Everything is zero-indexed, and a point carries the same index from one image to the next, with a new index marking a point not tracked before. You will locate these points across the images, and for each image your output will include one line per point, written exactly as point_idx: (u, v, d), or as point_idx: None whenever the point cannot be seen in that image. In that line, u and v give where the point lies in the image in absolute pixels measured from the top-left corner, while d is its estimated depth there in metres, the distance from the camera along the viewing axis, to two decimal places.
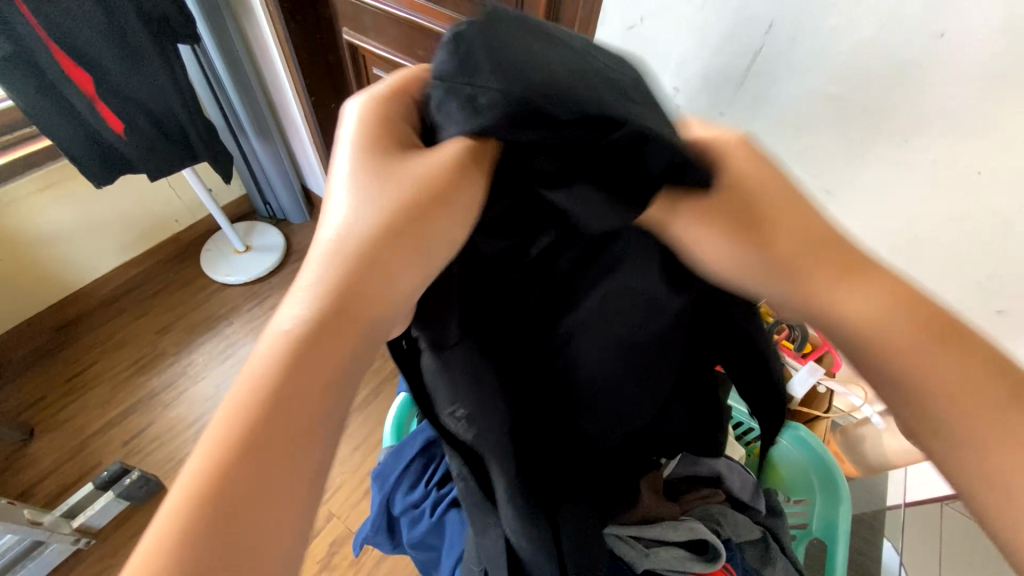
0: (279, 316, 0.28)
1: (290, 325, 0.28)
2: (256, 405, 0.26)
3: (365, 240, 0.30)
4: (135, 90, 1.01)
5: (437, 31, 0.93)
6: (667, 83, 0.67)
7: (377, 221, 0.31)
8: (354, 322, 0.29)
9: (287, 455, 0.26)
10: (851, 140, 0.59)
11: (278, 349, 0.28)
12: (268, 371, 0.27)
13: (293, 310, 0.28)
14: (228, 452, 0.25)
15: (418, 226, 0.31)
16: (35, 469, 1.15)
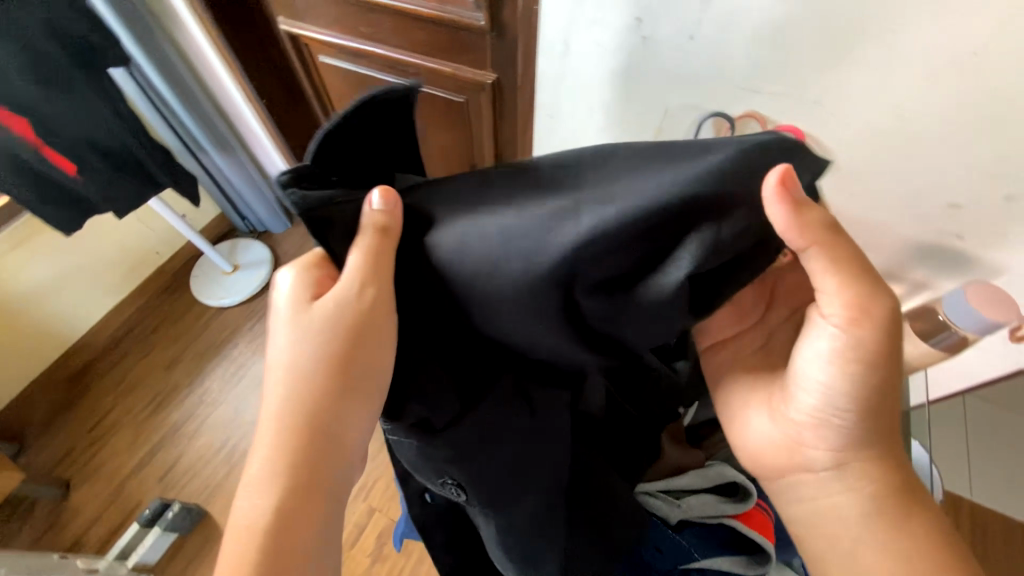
0: (253, 466, 0.42)
1: (264, 476, 0.42)
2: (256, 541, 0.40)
3: (292, 406, 0.43)
4: (78, 125, 0.96)
5: (377, 3, 0.87)
6: (628, 13, 0.62)
7: (306, 378, 0.43)
8: (309, 450, 0.42)
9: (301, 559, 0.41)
10: (833, 42, 0.54)
11: (260, 488, 0.42)
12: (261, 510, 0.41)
13: (260, 456, 0.43)
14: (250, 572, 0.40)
15: (343, 376, 0.42)
16: (81, 519, 1.18)
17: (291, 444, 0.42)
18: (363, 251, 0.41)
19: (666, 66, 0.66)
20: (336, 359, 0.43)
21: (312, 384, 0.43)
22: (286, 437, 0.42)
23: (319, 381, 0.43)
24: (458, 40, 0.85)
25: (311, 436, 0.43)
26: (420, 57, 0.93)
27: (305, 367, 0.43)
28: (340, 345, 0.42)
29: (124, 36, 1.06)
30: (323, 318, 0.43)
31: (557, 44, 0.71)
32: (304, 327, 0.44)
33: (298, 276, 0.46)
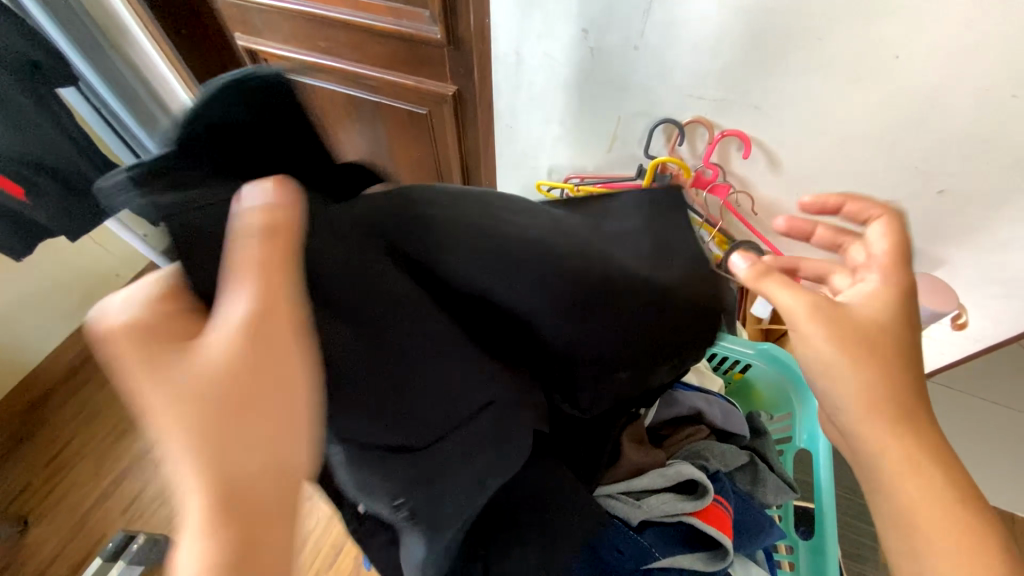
0: None
1: None
2: None
3: (210, 492, 0.26)
4: (22, 146, 0.91)
5: (333, 18, 0.87)
6: (575, 26, 0.64)
7: (193, 461, 0.26)
8: (265, 540, 0.26)
9: None
10: (768, 49, 0.57)
11: None
12: None
13: None
14: None
15: (255, 411, 0.28)
16: (39, 557, 1.12)
17: (225, 555, 0.25)
18: (252, 268, 0.29)
19: (615, 76, 0.67)
20: (241, 388, 0.28)
21: (208, 454, 0.26)
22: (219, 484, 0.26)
23: (218, 445, 0.27)
24: (414, 52, 0.86)
25: (251, 525, 0.26)
26: (379, 71, 0.94)
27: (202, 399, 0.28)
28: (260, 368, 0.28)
29: (73, 53, 1.00)
30: (221, 348, 0.28)
31: (511, 55, 0.72)
32: (182, 376, 0.28)
33: (135, 312, 0.29)
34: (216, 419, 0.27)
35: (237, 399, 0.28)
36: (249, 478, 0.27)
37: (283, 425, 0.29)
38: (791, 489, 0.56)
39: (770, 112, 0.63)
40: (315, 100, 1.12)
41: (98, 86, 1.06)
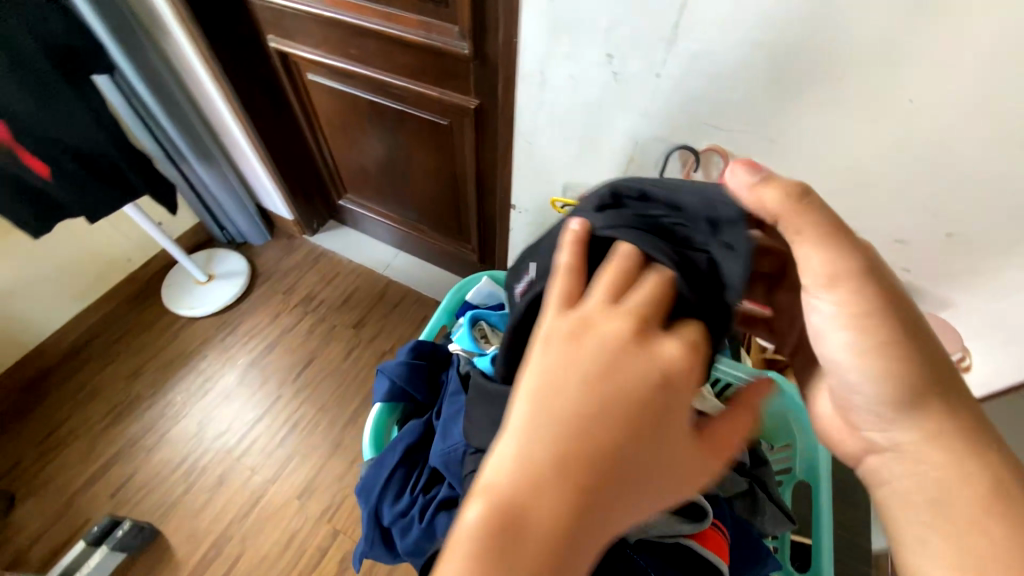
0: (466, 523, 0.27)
1: (516, 531, 0.27)
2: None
3: (541, 437, 0.28)
4: (54, 127, 0.94)
5: (365, 28, 0.90)
6: (600, 51, 0.66)
7: (551, 400, 0.29)
8: (560, 504, 0.27)
9: None
10: (786, 87, 0.59)
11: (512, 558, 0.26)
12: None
13: (479, 513, 0.27)
14: None
15: (637, 393, 0.30)
16: (23, 536, 1.11)
17: (523, 497, 0.27)
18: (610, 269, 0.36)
19: (636, 101, 0.69)
20: (618, 358, 0.31)
21: (574, 402, 0.29)
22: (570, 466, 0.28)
23: (583, 395, 0.30)
24: (441, 65, 0.88)
25: (566, 482, 0.28)
26: (405, 81, 0.96)
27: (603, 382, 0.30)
28: (613, 346, 0.31)
29: (110, 43, 1.03)
30: (567, 313, 0.33)
31: (535, 75, 0.75)
32: (549, 328, 0.33)
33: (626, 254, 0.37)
34: (597, 379, 0.30)
35: (631, 374, 0.30)
36: (595, 446, 0.28)
37: (635, 407, 0.30)
38: (788, 519, 0.57)
39: (786, 146, 0.64)
40: (340, 104, 1.16)
41: (131, 77, 1.10)
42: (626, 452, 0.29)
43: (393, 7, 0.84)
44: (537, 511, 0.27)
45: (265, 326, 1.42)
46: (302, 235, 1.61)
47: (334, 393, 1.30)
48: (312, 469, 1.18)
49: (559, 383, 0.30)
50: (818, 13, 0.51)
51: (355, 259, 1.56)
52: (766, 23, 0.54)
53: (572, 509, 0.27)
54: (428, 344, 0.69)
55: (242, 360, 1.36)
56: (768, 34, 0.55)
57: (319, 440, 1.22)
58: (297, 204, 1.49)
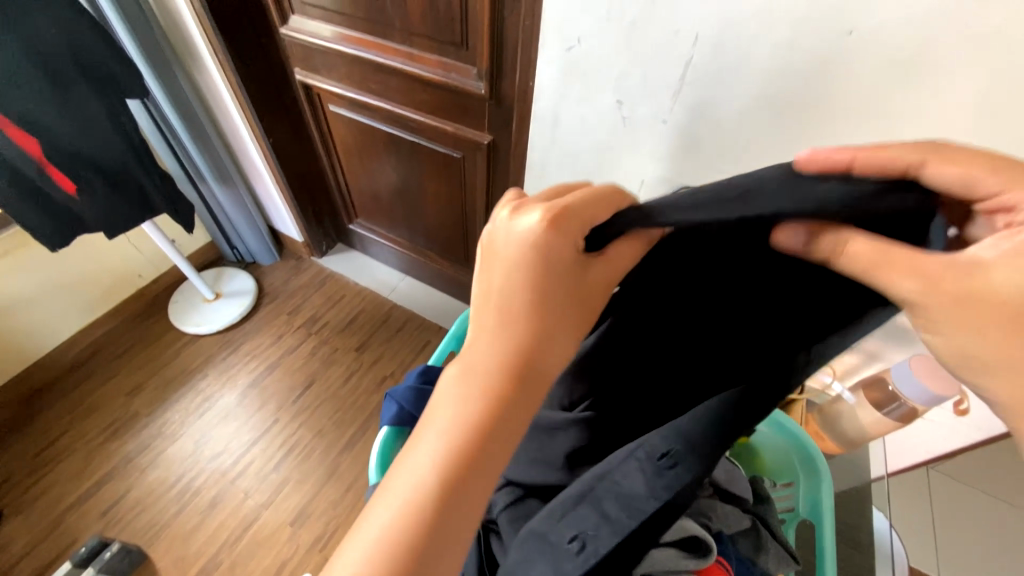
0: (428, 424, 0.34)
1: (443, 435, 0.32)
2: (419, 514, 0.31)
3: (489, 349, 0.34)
4: (84, 146, 0.98)
5: (388, 65, 0.95)
6: (610, 97, 0.70)
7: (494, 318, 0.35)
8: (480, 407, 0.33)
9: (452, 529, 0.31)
10: (790, 136, 0.62)
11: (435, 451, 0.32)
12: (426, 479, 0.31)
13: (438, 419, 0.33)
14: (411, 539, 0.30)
15: (554, 299, 0.35)
16: (7, 554, 1.08)
17: (463, 402, 0.33)
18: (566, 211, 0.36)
19: (644, 144, 0.73)
20: (544, 267, 0.35)
21: (506, 320, 0.35)
22: (447, 460, 0.32)
23: (514, 308, 0.34)
24: (457, 102, 0.93)
25: (479, 380, 0.34)
26: (422, 115, 1.01)
27: (485, 379, 0.33)
28: (550, 266, 0.35)
29: (145, 70, 1.09)
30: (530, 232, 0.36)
31: (548, 116, 0.79)
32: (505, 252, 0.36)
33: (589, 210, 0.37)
34: (522, 290, 0.35)
35: (547, 279, 0.35)
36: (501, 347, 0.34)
37: (542, 312, 0.34)
38: (793, 558, 0.56)
39: None
40: (358, 134, 1.21)
41: (161, 101, 1.15)
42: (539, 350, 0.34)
43: (416, 49, 0.90)
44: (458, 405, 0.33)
45: (268, 346, 1.43)
46: (311, 256, 1.64)
47: (333, 416, 1.29)
48: (307, 494, 1.17)
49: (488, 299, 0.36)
50: (816, 70, 0.55)
51: (361, 283, 1.59)
52: (765, 78, 0.59)
53: (435, 506, 0.31)
54: (437, 369, 0.71)
55: (243, 380, 1.35)
56: (769, 87, 0.59)
57: (316, 464, 1.21)
58: (308, 226, 1.53)
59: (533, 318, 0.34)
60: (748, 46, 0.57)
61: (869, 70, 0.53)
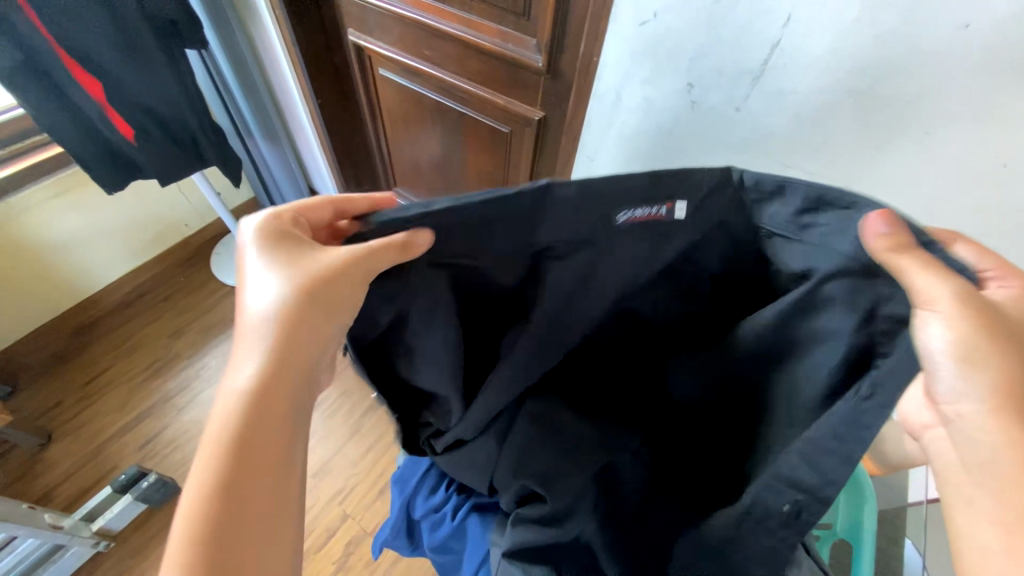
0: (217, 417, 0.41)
1: (227, 423, 0.41)
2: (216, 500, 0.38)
3: (267, 344, 0.44)
4: (142, 92, 1.00)
5: (444, 32, 0.93)
6: (679, 79, 0.66)
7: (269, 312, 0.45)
8: (278, 399, 0.43)
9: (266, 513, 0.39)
10: (888, 131, 0.57)
11: (218, 442, 0.40)
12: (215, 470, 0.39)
13: (221, 415, 0.41)
14: (202, 523, 0.37)
15: (319, 291, 0.44)
16: (54, 473, 1.17)
17: (256, 397, 0.42)
18: (303, 212, 0.54)
19: (710, 132, 0.70)
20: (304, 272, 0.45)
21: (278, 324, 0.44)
22: (219, 477, 0.39)
23: (286, 309, 0.44)
24: (511, 74, 0.90)
25: (275, 381, 0.43)
26: (473, 85, 0.99)
27: (271, 358, 0.44)
28: (304, 272, 0.46)
29: (205, 23, 1.14)
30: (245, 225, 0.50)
31: (609, 95, 0.76)
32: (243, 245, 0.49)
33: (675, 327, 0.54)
34: (291, 293, 0.45)
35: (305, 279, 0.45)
36: (301, 345, 0.45)
37: (323, 310, 0.45)
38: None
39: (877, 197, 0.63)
40: (405, 101, 1.19)
41: (218, 54, 1.20)
42: (324, 335, 0.46)
43: (474, 15, 0.87)
44: (252, 396, 0.42)
45: None
46: None
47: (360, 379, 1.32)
48: (330, 449, 1.20)
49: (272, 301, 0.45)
50: (917, 61, 0.51)
51: None
52: (845, 66, 0.55)
53: (227, 486, 0.39)
54: None
55: None
56: (845, 74, 0.55)
57: (341, 421, 1.25)
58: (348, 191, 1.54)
59: (294, 362, 0.44)
60: (834, 31, 0.53)
61: (978, 67, 0.49)
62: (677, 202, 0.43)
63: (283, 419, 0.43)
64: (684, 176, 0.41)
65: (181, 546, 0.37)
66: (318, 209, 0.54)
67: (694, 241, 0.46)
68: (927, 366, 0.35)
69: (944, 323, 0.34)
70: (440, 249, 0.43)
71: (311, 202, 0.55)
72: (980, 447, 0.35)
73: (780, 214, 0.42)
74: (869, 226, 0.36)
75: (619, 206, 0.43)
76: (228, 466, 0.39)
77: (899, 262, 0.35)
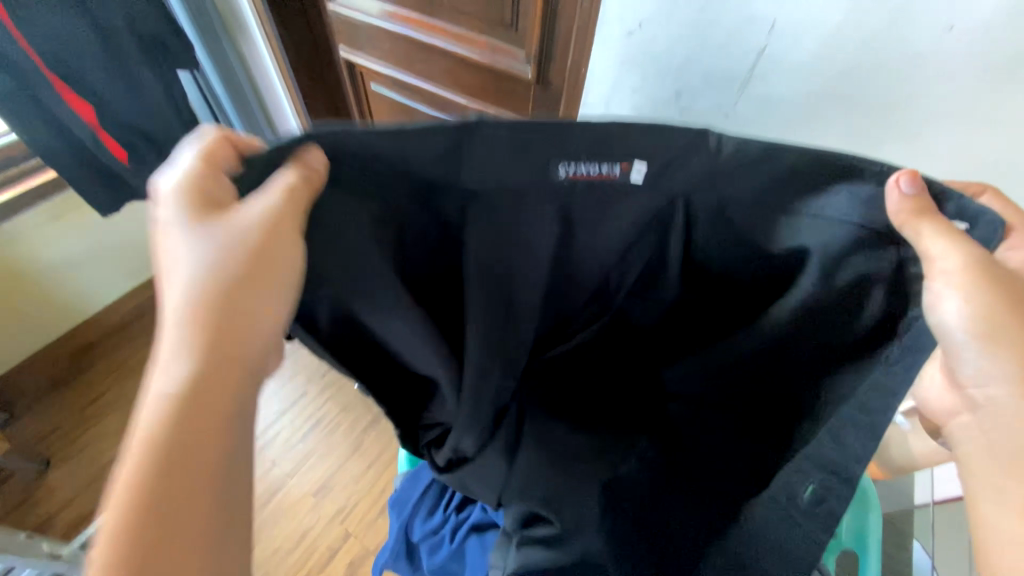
0: (141, 415, 0.34)
1: (155, 421, 0.33)
2: (147, 509, 0.31)
3: (195, 321, 0.36)
4: (135, 115, 1.00)
5: (433, 45, 0.93)
6: (668, 87, 0.66)
7: (194, 283, 0.36)
8: (215, 387, 0.35)
9: (210, 523, 0.33)
10: (878, 134, 0.57)
11: (143, 443, 0.33)
12: (143, 476, 0.32)
13: (149, 414, 0.34)
14: (128, 539, 0.31)
15: (257, 252, 0.36)
16: (53, 499, 1.16)
17: (187, 390, 0.34)
18: (210, 154, 0.40)
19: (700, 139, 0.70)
20: (231, 231, 0.37)
21: (207, 295, 0.36)
22: (147, 484, 0.32)
23: (215, 277, 0.36)
24: (501, 85, 0.90)
25: (211, 364, 0.35)
26: (464, 98, 0.99)
27: (201, 338, 0.35)
28: (232, 232, 0.37)
29: (196, 43, 1.14)
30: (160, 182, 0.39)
31: (599, 105, 0.76)
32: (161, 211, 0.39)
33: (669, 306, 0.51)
34: (220, 258, 0.37)
35: (240, 238, 0.36)
36: (238, 317, 0.36)
37: (262, 273, 0.37)
38: None
39: None
40: (398, 115, 1.19)
41: (210, 74, 1.20)
42: (272, 306, 0.38)
43: (463, 28, 0.87)
44: (182, 385, 0.34)
45: None
46: None
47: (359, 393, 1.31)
48: (331, 466, 1.20)
49: (197, 268, 0.37)
50: (906, 66, 0.51)
51: None
52: (833, 71, 0.54)
53: (158, 493, 0.32)
54: None
55: None
56: (834, 78, 0.55)
57: (342, 437, 1.24)
58: None
59: (232, 339, 0.36)
60: (822, 35, 0.53)
61: (967, 69, 0.48)
62: (635, 162, 0.40)
63: (225, 412, 0.35)
64: (660, 132, 0.39)
65: (101, 569, 0.30)
66: (222, 149, 0.41)
67: (685, 227, 0.45)
68: (949, 337, 0.37)
69: (960, 287, 0.36)
70: (436, 206, 0.43)
71: (209, 141, 0.40)
72: (999, 426, 0.38)
73: (829, 211, 0.39)
74: (900, 196, 0.36)
75: (560, 157, 0.40)
76: (158, 470, 0.32)
77: (918, 226, 0.36)
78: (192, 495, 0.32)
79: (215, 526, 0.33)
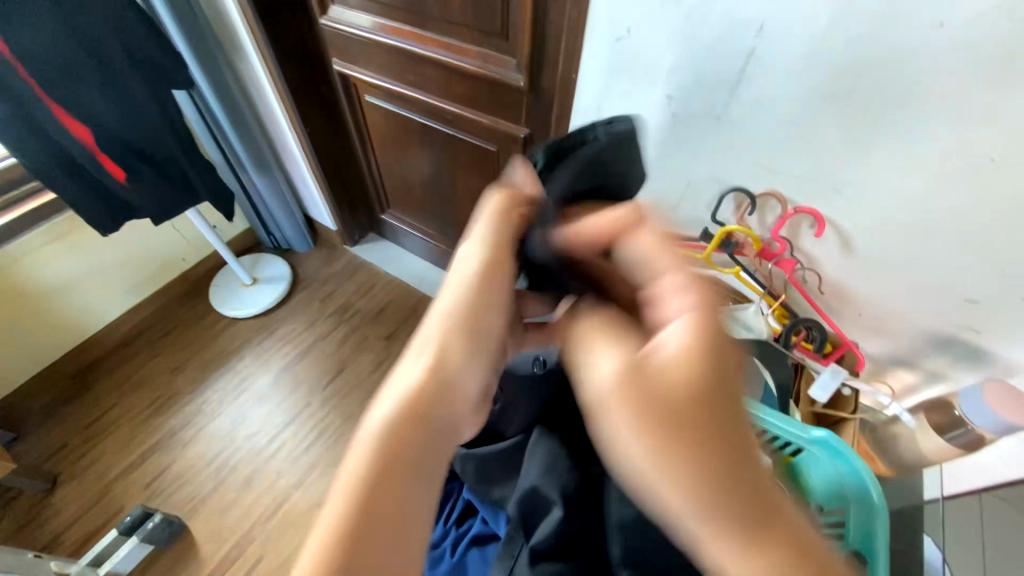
0: (374, 414, 0.35)
1: (382, 424, 0.34)
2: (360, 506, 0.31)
3: (437, 342, 0.38)
4: (131, 133, 1.00)
5: (425, 56, 0.93)
6: (659, 91, 0.66)
7: (467, 299, 0.39)
8: (432, 408, 0.36)
9: (391, 529, 0.32)
10: (868, 133, 0.57)
11: (375, 438, 0.34)
12: (367, 473, 0.32)
13: (381, 414, 0.35)
14: (348, 530, 0.31)
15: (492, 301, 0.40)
16: (60, 517, 1.16)
17: (425, 397, 0.36)
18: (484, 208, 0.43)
19: (693, 142, 0.70)
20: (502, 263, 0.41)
21: (450, 324, 0.39)
22: (368, 481, 0.32)
23: (470, 306, 0.39)
24: (493, 94, 0.90)
25: (438, 385, 0.37)
26: (458, 107, 0.99)
27: (430, 360, 0.37)
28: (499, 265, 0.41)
29: (190, 63, 1.12)
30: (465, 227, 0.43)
31: (591, 110, 0.76)
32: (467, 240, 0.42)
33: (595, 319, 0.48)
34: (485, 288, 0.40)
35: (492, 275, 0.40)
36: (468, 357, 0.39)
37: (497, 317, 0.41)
38: None
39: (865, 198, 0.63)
40: (393, 126, 1.20)
41: (206, 93, 1.19)
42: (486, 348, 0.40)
43: (454, 38, 0.88)
44: (425, 399, 0.36)
45: (302, 331, 1.46)
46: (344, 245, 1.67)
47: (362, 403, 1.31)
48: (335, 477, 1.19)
49: (460, 296, 0.39)
50: (897, 64, 0.50)
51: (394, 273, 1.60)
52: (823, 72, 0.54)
53: (373, 492, 0.32)
54: None
55: (276, 365, 1.39)
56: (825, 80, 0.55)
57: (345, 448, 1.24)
58: (342, 216, 1.55)
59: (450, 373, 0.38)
60: (808, 37, 0.53)
61: (959, 66, 0.48)
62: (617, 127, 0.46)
63: (434, 434, 0.36)
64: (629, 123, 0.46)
65: (326, 547, 0.30)
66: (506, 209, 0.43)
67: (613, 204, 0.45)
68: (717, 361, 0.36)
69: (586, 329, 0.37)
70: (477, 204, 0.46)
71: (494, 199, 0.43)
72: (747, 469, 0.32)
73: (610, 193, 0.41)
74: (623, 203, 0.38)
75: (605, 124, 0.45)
76: (382, 470, 0.33)
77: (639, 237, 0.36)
78: (396, 505, 0.32)
79: (398, 537, 0.32)
